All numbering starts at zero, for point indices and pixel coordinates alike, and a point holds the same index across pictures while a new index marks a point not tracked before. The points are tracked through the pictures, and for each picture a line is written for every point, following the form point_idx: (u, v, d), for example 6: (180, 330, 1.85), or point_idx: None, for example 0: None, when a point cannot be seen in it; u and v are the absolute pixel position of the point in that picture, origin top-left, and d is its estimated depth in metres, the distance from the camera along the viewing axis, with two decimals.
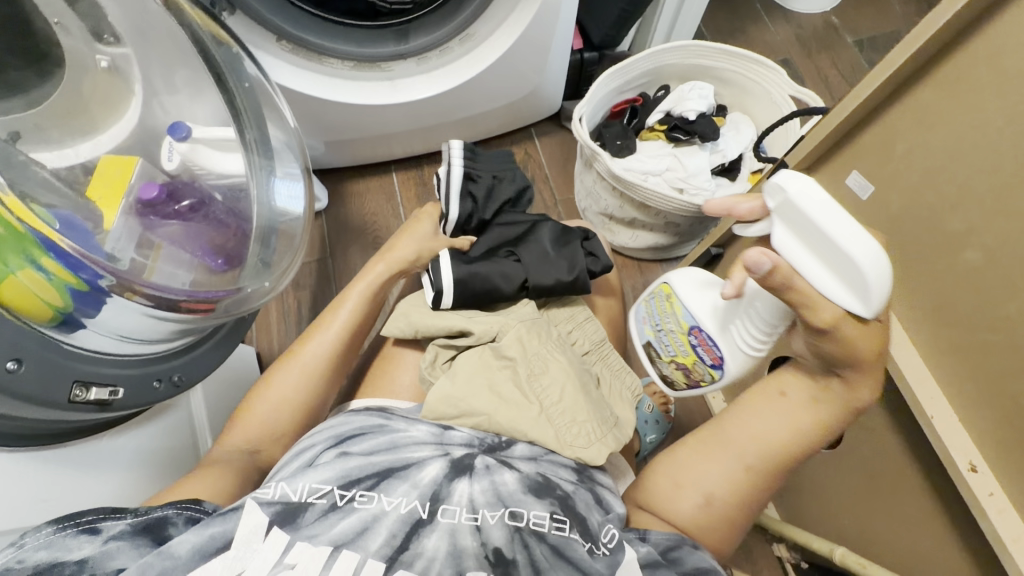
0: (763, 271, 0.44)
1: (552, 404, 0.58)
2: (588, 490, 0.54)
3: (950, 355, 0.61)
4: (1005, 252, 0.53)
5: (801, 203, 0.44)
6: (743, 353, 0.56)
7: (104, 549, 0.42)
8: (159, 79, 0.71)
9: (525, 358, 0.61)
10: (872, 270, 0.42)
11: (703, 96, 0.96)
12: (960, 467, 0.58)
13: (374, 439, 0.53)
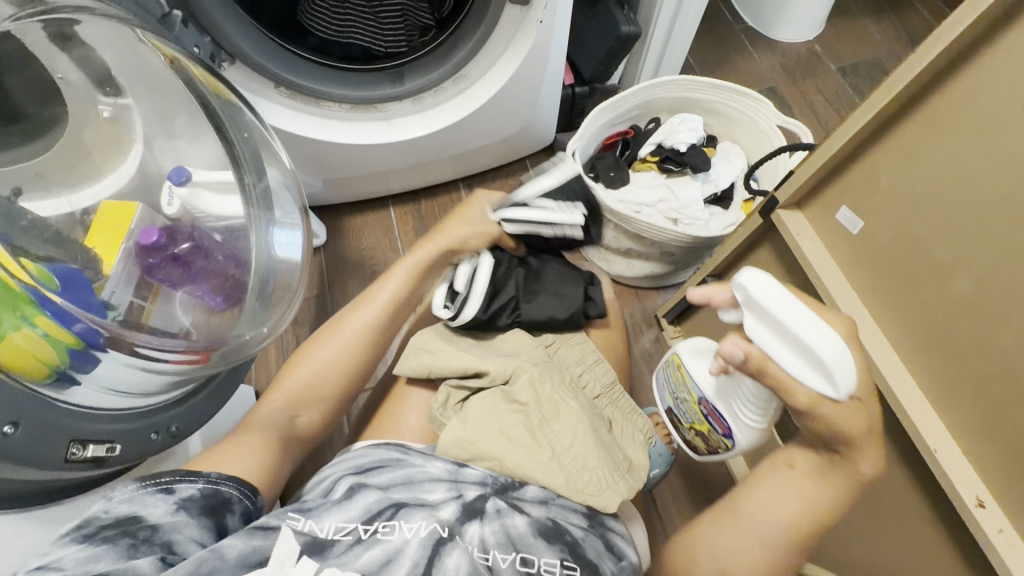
0: (737, 360, 0.42)
1: (562, 446, 0.52)
2: (598, 537, 0.49)
3: (978, 427, 0.48)
4: (995, 287, 0.45)
5: (765, 299, 0.40)
6: (748, 427, 0.51)
7: (173, 520, 0.44)
8: (159, 125, 0.73)
9: (532, 395, 0.55)
10: (836, 362, 0.39)
11: (693, 129, 0.96)
12: (965, 502, 0.48)
13: (389, 473, 0.50)
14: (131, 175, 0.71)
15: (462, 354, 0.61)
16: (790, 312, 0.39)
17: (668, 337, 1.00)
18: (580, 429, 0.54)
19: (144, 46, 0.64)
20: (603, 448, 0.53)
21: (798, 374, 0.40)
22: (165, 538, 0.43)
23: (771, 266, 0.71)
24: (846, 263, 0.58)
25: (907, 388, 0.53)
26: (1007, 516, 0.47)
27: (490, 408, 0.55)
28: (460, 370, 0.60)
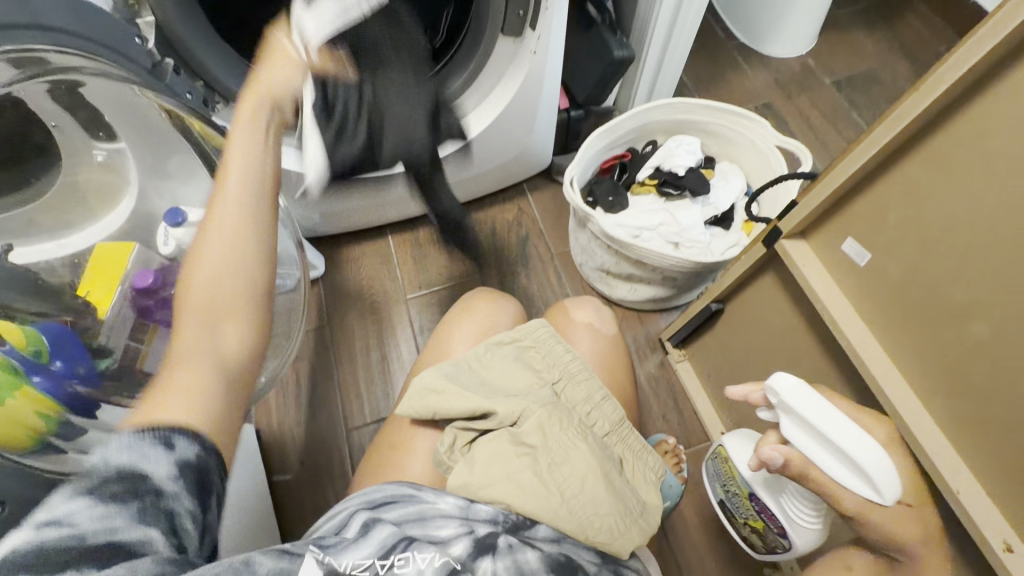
0: (777, 465, 0.44)
1: (575, 497, 0.49)
2: (610, 574, 0.47)
3: (1002, 469, 0.47)
4: (1014, 330, 0.43)
5: (799, 405, 0.44)
6: (805, 529, 0.53)
7: (177, 488, 0.32)
8: (153, 168, 0.72)
9: (542, 439, 0.52)
10: (870, 461, 0.41)
11: (690, 151, 0.96)
12: (993, 547, 0.46)
13: (404, 508, 0.46)
14: (123, 221, 0.72)
15: (468, 393, 0.56)
16: (829, 418, 0.43)
17: (673, 361, 0.98)
18: (595, 475, 0.50)
19: (140, 99, 0.63)
20: (616, 494, 0.50)
21: (841, 479, 0.42)
22: (166, 510, 0.31)
23: (776, 294, 0.70)
24: (855, 295, 0.57)
25: (924, 425, 0.51)
26: None
27: (494, 458, 0.51)
28: (466, 411, 0.55)
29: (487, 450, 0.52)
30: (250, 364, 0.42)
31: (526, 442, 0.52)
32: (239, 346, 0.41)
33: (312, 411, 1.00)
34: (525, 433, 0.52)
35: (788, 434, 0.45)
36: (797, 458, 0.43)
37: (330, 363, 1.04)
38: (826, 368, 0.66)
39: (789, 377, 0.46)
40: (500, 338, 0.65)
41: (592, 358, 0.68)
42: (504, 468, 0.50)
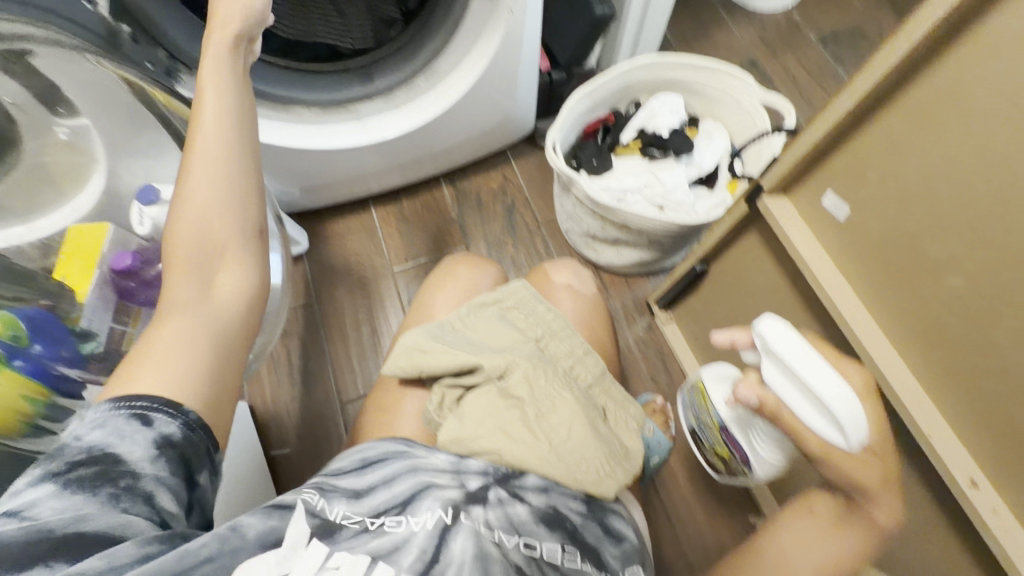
0: (750, 404, 0.45)
1: (564, 451, 0.49)
2: (597, 522, 0.48)
3: (972, 413, 0.48)
4: (990, 279, 0.44)
5: (779, 347, 0.43)
6: (766, 462, 0.54)
7: (152, 467, 0.34)
8: (121, 145, 0.69)
9: (531, 394, 0.53)
10: (841, 408, 0.40)
11: (674, 111, 0.94)
12: (959, 485, 0.48)
13: (394, 464, 0.46)
14: (93, 202, 0.67)
15: (457, 350, 0.58)
16: (817, 374, 0.41)
17: (660, 323, 1.00)
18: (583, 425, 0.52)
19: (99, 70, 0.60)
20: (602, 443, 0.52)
21: (805, 417, 0.43)
22: (144, 490, 0.34)
23: (758, 252, 0.71)
24: (836, 250, 0.57)
25: (899, 374, 0.53)
26: (1001, 495, 0.47)
27: (485, 413, 0.52)
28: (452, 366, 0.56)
29: (476, 404, 0.53)
30: (245, 330, 0.45)
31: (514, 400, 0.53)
32: (239, 289, 0.45)
33: (305, 385, 1.01)
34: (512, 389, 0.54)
35: (768, 377, 0.44)
36: (771, 400, 0.44)
37: (321, 338, 1.04)
38: (806, 324, 0.67)
39: (774, 321, 0.45)
40: (482, 299, 0.66)
41: (576, 320, 0.68)
42: (494, 420, 0.51)
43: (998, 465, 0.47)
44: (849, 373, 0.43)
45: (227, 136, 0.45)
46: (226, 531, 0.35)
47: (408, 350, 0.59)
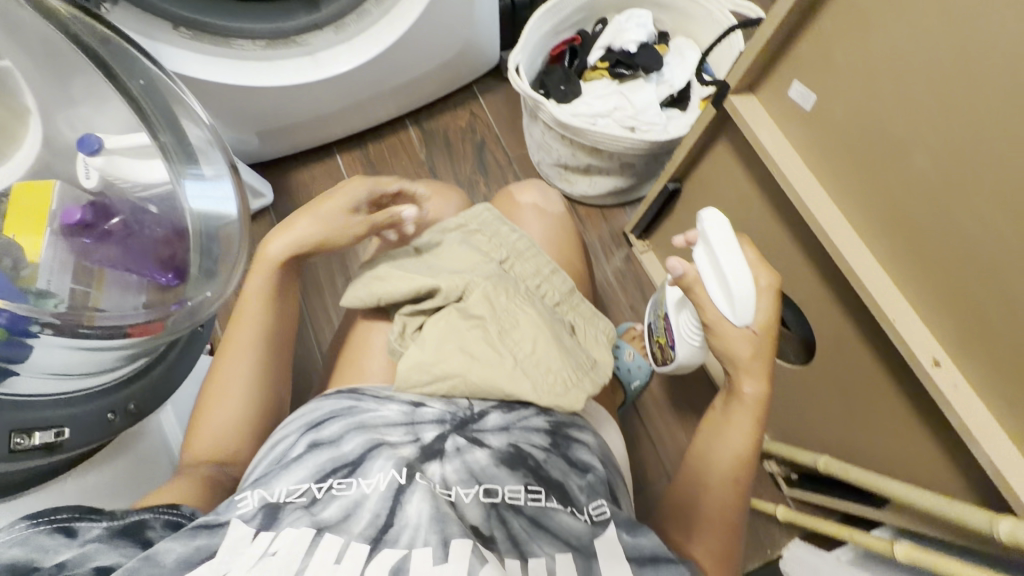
0: (678, 274, 0.54)
1: (523, 369, 0.50)
2: (561, 456, 0.49)
3: (937, 295, 0.48)
4: (951, 151, 0.43)
5: (712, 233, 0.52)
6: (689, 347, 0.64)
7: (83, 550, 0.38)
8: (53, 91, 0.64)
9: (496, 313, 0.54)
10: (737, 286, 0.50)
11: (641, 24, 0.90)
12: (923, 363, 0.49)
13: (338, 425, 0.48)
14: (36, 155, 0.63)
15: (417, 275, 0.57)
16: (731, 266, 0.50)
17: (638, 253, 0.99)
18: (543, 341, 0.53)
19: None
20: (565, 356, 0.54)
21: (715, 300, 0.52)
22: (79, 567, 0.37)
23: (728, 162, 0.69)
24: (803, 144, 0.56)
25: (864, 264, 0.52)
26: (962, 372, 0.48)
27: (447, 335, 0.52)
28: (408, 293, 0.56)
29: (435, 326, 0.53)
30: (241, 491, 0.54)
31: (476, 320, 0.53)
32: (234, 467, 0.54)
33: None
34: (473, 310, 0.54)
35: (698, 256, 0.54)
36: (691, 275, 0.54)
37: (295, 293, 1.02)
38: (776, 231, 0.66)
39: (716, 213, 0.53)
40: (447, 225, 0.64)
41: (542, 240, 0.67)
42: (452, 342, 0.52)
43: (958, 340, 0.48)
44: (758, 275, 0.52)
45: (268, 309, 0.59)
46: (140, 564, 0.37)
47: (371, 280, 0.59)
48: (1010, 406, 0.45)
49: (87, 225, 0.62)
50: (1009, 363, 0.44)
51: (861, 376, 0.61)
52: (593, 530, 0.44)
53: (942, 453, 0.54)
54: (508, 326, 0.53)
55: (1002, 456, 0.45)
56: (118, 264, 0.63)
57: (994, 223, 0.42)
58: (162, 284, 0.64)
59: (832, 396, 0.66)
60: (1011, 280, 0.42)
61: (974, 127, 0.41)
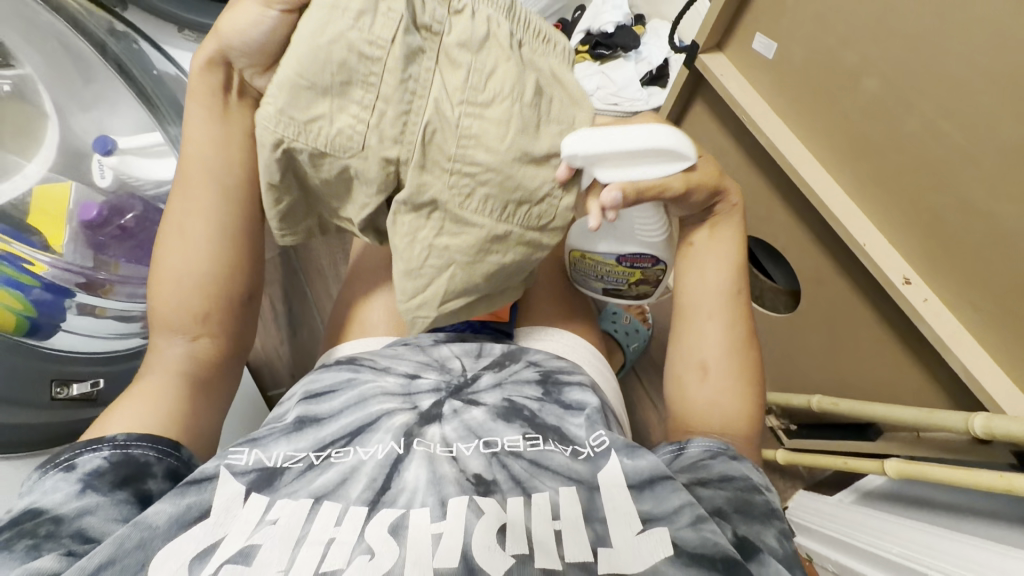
0: (622, 201, 0.43)
1: (507, 233, 0.45)
2: (554, 402, 0.48)
3: (905, 221, 0.52)
4: (896, 71, 0.47)
5: (601, 146, 0.42)
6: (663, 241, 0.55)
7: (83, 504, 0.38)
8: (70, 97, 0.64)
9: (449, 157, 0.41)
10: (670, 140, 0.43)
11: (618, 7, 0.96)
12: (895, 283, 0.52)
13: (342, 395, 0.48)
14: (55, 156, 0.62)
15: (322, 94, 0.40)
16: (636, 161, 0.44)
17: None
18: (520, 169, 0.42)
19: None
20: (537, 171, 0.43)
21: (661, 174, 0.45)
22: (76, 524, 0.37)
23: (707, 123, 0.73)
24: (773, 91, 0.60)
25: (834, 198, 0.57)
26: (932, 288, 0.52)
27: (406, 203, 0.42)
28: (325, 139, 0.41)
29: (399, 215, 0.43)
30: (219, 385, 0.52)
31: (430, 194, 0.42)
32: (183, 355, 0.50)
33: (291, 330, 1.02)
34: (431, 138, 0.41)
35: (613, 178, 0.44)
36: (631, 187, 0.43)
37: (301, 284, 1.04)
38: (755, 183, 0.70)
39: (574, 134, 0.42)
40: None
41: None
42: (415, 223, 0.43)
43: (924, 254, 0.51)
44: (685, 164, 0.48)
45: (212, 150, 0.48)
46: (130, 530, 0.37)
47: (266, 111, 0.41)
48: (977, 313, 0.49)
49: (103, 221, 0.64)
50: (975, 273, 0.47)
51: (846, 310, 0.64)
52: (593, 470, 0.42)
53: (923, 371, 0.57)
54: (475, 155, 0.41)
55: (971, 358, 0.48)
56: (128, 258, 0.66)
57: (947, 139, 0.45)
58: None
59: (821, 335, 0.69)
60: (968, 192, 0.45)
61: (918, 50, 0.45)
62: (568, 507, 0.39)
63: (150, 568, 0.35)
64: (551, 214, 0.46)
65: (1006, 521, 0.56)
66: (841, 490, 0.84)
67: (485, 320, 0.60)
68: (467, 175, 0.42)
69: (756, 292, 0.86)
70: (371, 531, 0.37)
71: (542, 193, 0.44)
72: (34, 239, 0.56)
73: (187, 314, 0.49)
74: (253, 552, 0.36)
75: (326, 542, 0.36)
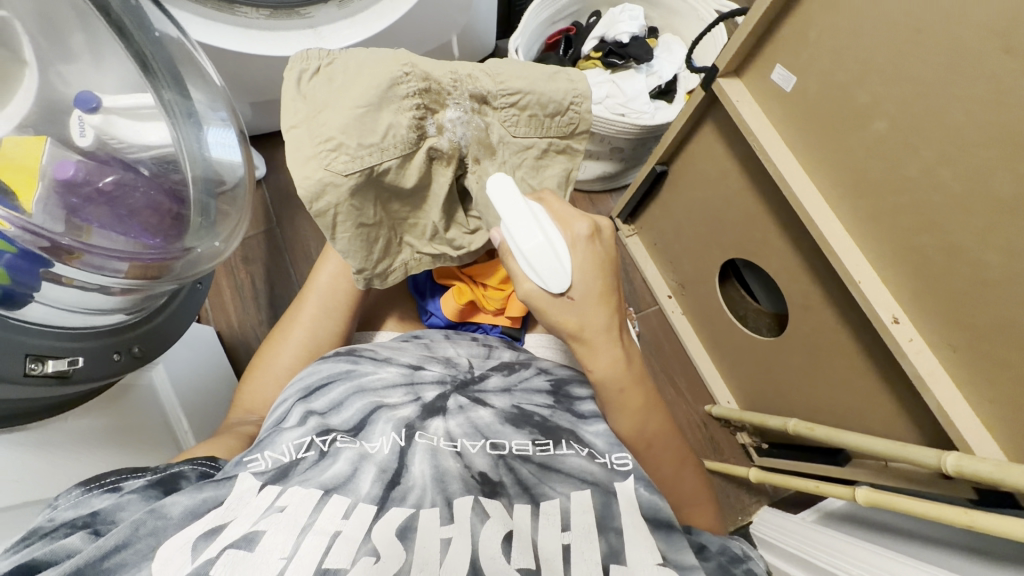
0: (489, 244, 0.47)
1: (547, 143, 0.52)
2: (565, 413, 0.48)
3: (894, 259, 0.55)
4: (906, 117, 0.48)
5: (500, 205, 0.45)
6: None
7: (117, 499, 0.37)
8: (50, 41, 0.57)
9: (496, 90, 0.48)
10: (536, 258, 0.44)
11: (633, 18, 0.95)
12: (884, 321, 0.55)
13: (339, 388, 0.46)
14: (28, 110, 0.54)
15: (361, 108, 0.43)
16: (542, 258, 0.44)
17: (623, 237, 1.02)
18: (547, 87, 0.49)
19: None
20: (556, 86, 0.49)
21: (526, 272, 0.45)
22: (109, 518, 0.36)
23: (714, 143, 0.74)
24: (784, 123, 0.62)
25: (834, 232, 0.58)
26: (916, 328, 0.54)
27: (480, 155, 0.51)
28: (383, 138, 0.45)
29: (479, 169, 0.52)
30: None
31: (494, 133, 0.51)
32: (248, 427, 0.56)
33: (272, 310, 1.00)
34: (476, 91, 0.48)
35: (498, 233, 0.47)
36: (501, 247, 0.47)
37: (286, 264, 1.02)
38: (755, 209, 0.72)
39: (502, 178, 0.46)
40: None
41: None
42: (495, 167, 0.52)
43: (912, 295, 0.54)
44: (576, 256, 0.45)
45: (334, 277, 0.60)
46: (145, 516, 0.35)
47: (316, 147, 0.43)
48: (954, 353, 0.52)
49: (81, 182, 0.53)
50: (957, 316, 0.50)
51: (831, 340, 0.67)
52: (610, 475, 0.41)
53: (899, 403, 0.60)
54: (511, 83, 0.48)
55: (946, 397, 0.52)
56: (107, 225, 0.53)
57: (945, 185, 0.47)
58: (150, 247, 0.55)
59: (805, 361, 0.72)
60: (959, 242, 0.48)
61: (927, 98, 0.46)
62: (580, 515, 0.38)
63: (162, 551, 0.33)
64: (576, 122, 0.51)
65: (959, 549, 0.59)
66: (803, 508, 0.88)
67: (496, 323, 0.64)
68: (512, 104, 0.49)
69: (742, 311, 0.89)
70: (378, 531, 0.35)
71: (567, 103, 0.50)
72: (10, 200, 0.46)
73: (258, 398, 0.56)
74: (258, 537, 0.33)
75: (333, 533, 0.34)
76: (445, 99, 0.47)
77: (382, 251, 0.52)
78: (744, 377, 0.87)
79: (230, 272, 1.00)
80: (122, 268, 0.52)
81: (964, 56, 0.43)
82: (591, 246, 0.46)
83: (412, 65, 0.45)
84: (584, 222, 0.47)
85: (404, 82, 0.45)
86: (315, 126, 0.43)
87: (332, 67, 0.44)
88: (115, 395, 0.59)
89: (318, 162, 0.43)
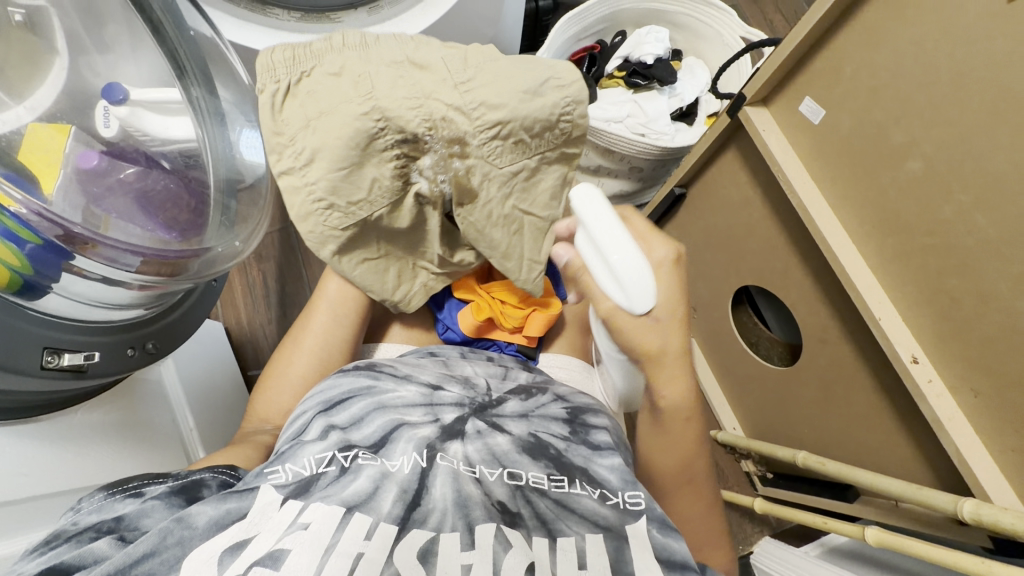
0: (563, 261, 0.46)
1: (534, 162, 0.52)
2: (581, 443, 0.47)
3: (918, 302, 0.54)
4: (943, 158, 0.48)
5: (588, 217, 0.42)
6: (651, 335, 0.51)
7: (141, 505, 0.37)
8: (87, 34, 0.57)
9: (476, 127, 0.48)
10: (627, 275, 0.42)
11: (659, 40, 0.95)
12: (903, 360, 0.54)
13: (359, 403, 0.46)
14: (56, 98, 0.53)
15: (344, 169, 0.48)
16: (633, 276, 0.42)
17: None
18: (527, 108, 0.48)
19: None
20: (539, 103, 0.48)
21: (606, 288, 0.44)
22: (133, 524, 0.36)
23: (736, 171, 0.74)
24: (812, 155, 0.61)
25: (858, 267, 0.58)
26: (937, 371, 0.54)
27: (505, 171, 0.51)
28: (369, 191, 0.50)
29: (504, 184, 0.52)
30: None
31: (477, 168, 0.51)
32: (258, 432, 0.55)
33: (282, 309, 1.00)
34: (452, 134, 0.48)
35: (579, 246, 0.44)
36: (577, 262, 0.45)
37: (298, 263, 1.02)
38: (775, 238, 0.71)
39: (590, 192, 0.42)
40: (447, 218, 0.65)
41: None
42: (483, 203, 0.53)
43: (935, 337, 0.53)
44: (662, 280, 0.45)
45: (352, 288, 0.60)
46: (172, 525, 0.35)
47: (312, 204, 0.49)
48: (976, 400, 0.51)
49: (102, 174, 0.54)
50: (982, 362, 0.49)
51: (845, 375, 0.66)
52: (622, 517, 0.40)
53: (914, 444, 0.59)
54: (489, 116, 0.48)
55: (966, 443, 0.51)
56: (124, 216, 0.53)
57: (980, 230, 0.47)
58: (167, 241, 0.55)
59: (818, 393, 0.71)
60: (992, 288, 0.47)
61: (969, 144, 0.46)
62: (595, 557, 0.38)
63: (187, 563, 0.33)
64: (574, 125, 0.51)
65: None
66: (806, 541, 0.87)
67: (512, 340, 0.64)
68: (494, 136, 0.49)
69: (753, 338, 0.88)
70: (400, 554, 0.35)
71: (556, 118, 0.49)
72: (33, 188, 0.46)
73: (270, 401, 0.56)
74: (283, 556, 0.34)
75: (356, 555, 0.34)
76: (424, 145, 0.49)
77: (395, 278, 0.58)
78: (753, 406, 0.86)
79: (242, 268, 1.00)
80: (135, 262, 0.50)
81: (1005, 109, 0.43)
82: (674, 270, 0.46)
83: (384, 117, 0.46)
84: (669, 246, 0.46)
85: (383, 136, 0.47)
86: (302, 180, 0.49)
87: (313, 100, 0.46)
88: (123, 391, 0.58)
89: (313, 217, 0.50)
